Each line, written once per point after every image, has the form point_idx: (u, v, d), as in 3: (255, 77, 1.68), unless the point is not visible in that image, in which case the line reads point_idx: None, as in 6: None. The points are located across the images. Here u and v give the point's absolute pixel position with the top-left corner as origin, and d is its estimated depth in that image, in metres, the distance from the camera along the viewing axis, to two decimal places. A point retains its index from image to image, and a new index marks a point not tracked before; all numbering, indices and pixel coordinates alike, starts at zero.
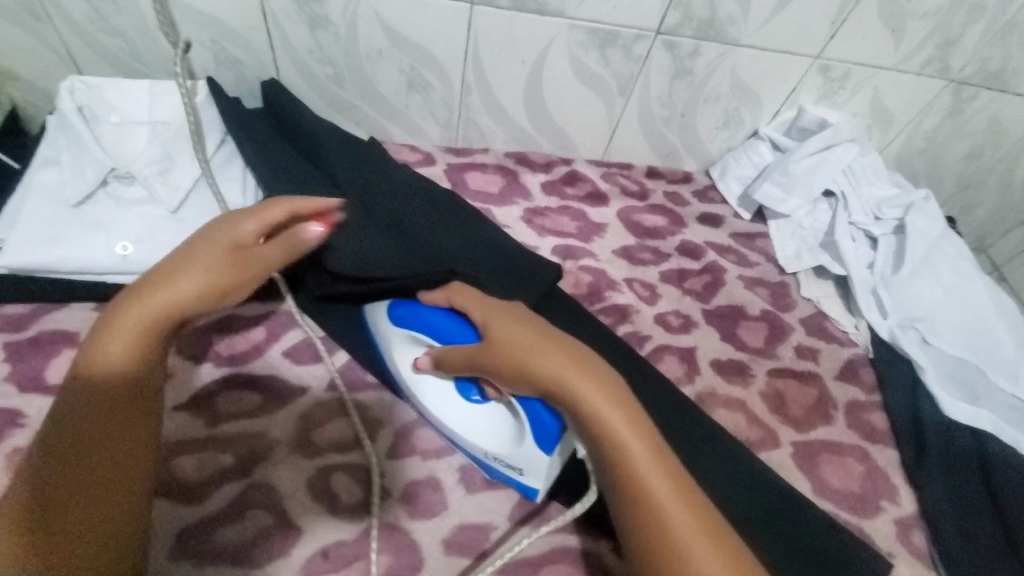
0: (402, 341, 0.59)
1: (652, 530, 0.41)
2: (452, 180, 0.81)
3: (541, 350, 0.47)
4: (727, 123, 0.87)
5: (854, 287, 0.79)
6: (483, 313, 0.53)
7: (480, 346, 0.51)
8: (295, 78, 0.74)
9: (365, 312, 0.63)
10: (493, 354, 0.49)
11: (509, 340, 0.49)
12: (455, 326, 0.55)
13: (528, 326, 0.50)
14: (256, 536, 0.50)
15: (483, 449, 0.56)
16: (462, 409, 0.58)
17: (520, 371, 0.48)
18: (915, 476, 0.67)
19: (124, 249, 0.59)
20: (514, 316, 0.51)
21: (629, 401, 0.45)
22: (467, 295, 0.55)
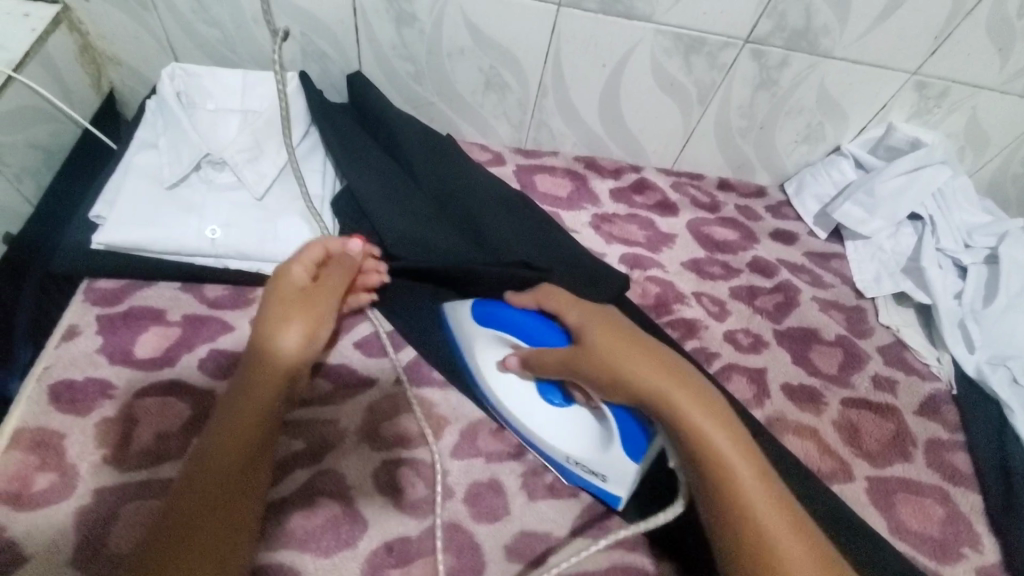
0: (486, 339, 0.58)
1: (759, 552, 0.41)
2: (521, 181, 0.81)
3: (641, 363, 0.48)
4: (809, 137, 0.83)
5: (941, 318, 0.74)
6: (581, 320, 0.52)
7: (576, 353, 0.50)
8: (377, 72, 0.75)
9: (445, 310, 0.63)
10: (590, 360, 0.49)
11: (605, 349, 0.49)
12: (545, 329, 0.54)
13: (621, 335, 0.50)
14: (324, 525, 0.51)
15: (565, 453, 0.55)
16: (543, 412, 0.58)
17: (617, 380, 0.47)
18: (1001, 525, 0.62)
19: (213, 233, 0.62)
20: (611, 327, 0.51)
21: (729, 418, 0.46)
22: (563, 301, 0.55)
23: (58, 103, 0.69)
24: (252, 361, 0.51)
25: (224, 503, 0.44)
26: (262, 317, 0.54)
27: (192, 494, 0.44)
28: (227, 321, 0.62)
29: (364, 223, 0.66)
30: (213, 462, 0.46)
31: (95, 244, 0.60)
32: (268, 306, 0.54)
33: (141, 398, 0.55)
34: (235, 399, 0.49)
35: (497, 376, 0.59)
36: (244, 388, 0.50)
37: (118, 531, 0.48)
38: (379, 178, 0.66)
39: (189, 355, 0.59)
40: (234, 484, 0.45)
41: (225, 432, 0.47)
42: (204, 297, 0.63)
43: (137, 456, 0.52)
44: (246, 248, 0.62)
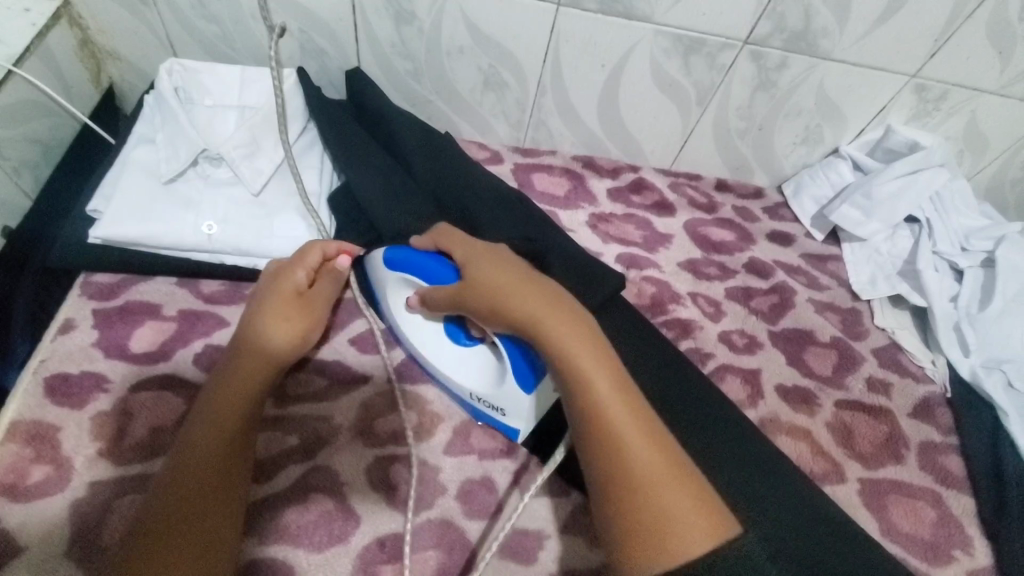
0: (392, 280, 0.59)
1: (614, 463, 0.44)
2: (519, 180, 0.81)
3: (518, 292, 0.50)
4: (807, 138, 0.83)
5: (936, 321, 0.74)
6: (467, 256, 0.54)
7: (463, 288, 0.52)
8: (375, 69, 0.75)
9: (363, 258, 0.64)
10: (473, 294, 0.52)
11: (488, 284, 0.51)
12: (440, 267, 0.55)
13: (505, 271, 0.52)
14: (317, 520, 0.51)
15: (466, 388, 0.58)
16: (448, 350, 0.60)
17: (497, 309, 0.50)
18: (993, 529, 0.62)
19: (210, 228, 0.62)
20: (497, 261, 0.53)
21: (600, 346, 0.48)
22: (453, 238, 0.56)
23: (57, 97, 0.69)
24: (244, 361, 0.51)
25: (209, 500, 0.45)
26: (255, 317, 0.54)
27: (178, 494, 0.45)
28: (223, 317, 0.62)
29: (360, 220, 0.66)
30: (195, 460, 0.46)
31: (93, 238, 0.60)
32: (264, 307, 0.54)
33: (137, 392, 0.55)
34: (221, 394, 0.49)
35: (406, 316, 0.61)
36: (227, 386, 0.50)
37: (112, 523, 0.48)
38: (376, 174, 0.66)
39: (184, 350, 0.59)
40: (220, 481, 0.46)
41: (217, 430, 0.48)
42: (200, 292, 0.63)
43: (133, 450, 0.52)
44: (242, 243, 0.62)
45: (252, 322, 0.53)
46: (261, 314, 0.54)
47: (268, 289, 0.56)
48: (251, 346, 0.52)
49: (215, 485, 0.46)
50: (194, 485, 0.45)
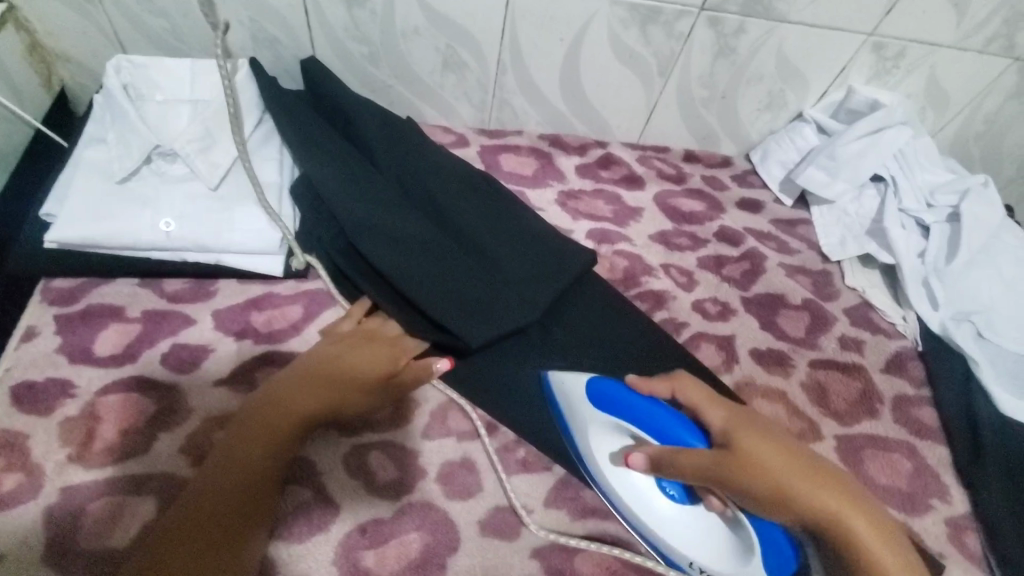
0: (603, 424, 0.53)
1: None
2: (486, 162, 0.80)
3: (811, 480, 0.45)
4: (771, 104, 0.83)
5: (904, 277, 0.75)
6: (729, 424, 0.47)
7: (727, 459, 0.45)
8: (331, 57, 0.74)
9: (553, 387, 0.58)
10: (743, 468, 0.44)
11: (771, 465, 0.44)
12: (687, 428, 0.48)
13: (788, 451, 0.46)
14: (295, 510, 0.51)
15: (690, 559, 0.51)
16: (668, 511, 0.53)
17: (784, 497, 0.44)
18: (967, 476, 0.63)
19: (167, 226, 0.60)
20: (777, 439, 0.46)
21: (912, 561, 0.44)
22: (699, 395, 0.49)
23: (8, 104, 0.67)
24: (309, 386, 0.52)
25: (240, 514, 0.45)
26: (338, 354, 0.55)
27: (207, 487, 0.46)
28: (189, 315, 0.61)
29: (323, 212, 0.64)
30: (236, 470, 0.47)
31: (47, 243, 0.59)
32: (349, 346, 0.56)
33: (105, 395, 0.54)
34: (276, 398, 0.51)
35: (612, 468, 0.54)
36: (291, 409, 0.50)
37: (87, 526, 0.47)
38: (337, 164, 0.65)
39: (151, 350, 0.58)
40: (247, 484, 0.46)
41: (256, 436, 0.49)
42: (164, 292, 0.63)
43: (103, 453, 0.51)
44: (203, 240, 0.61)
45: (331, 358, 0.55)
46: (351, 359, 0.54)
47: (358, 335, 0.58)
48: (321, 374, 0.53)
49: (246, 489, 0.46)
50: (227, 480, 0.46)
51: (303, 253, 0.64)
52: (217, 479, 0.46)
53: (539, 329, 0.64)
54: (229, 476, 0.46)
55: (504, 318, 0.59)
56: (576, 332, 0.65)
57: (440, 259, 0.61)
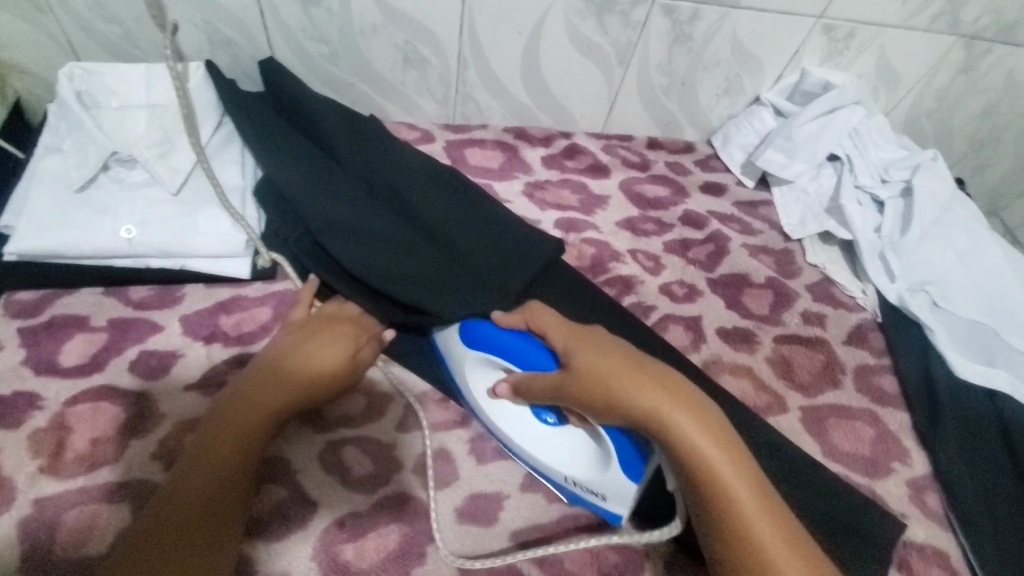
0: (473, 358, 0.57)
1: (745, 552, 0.44)
2: (452, 157, 0.80)
3: (633, 382, 0.48)
4: (729, 89, 0.85)
5: (862, 251, 0.78)
6: (568, 344, 0.52)
7: (564, 378, 0.50)
8: (290, 58, 0.74)
9: (438, 338, 0.61)
10: (577, 383, 0.49)
11: (597, 375, 0.48)
12: (538, 351, 0.53)
13: (613, 361, 0.50)
14: (273, 511, 0.51)
15: (565, 474, 0.54)
16: (543, 434, 0.56)
17: (611, 403, 0.47)
18: (926, 438, 0.66)
19: (129, 232, 0.60)
20: (608, 354, 0.50)
21: (728, 432, 0.48)
22: (549, 323, 0.54)
23: None
24: (275, 379, 0.50)
25: (217, 517, 0.44)
26: (299, 343, 0.53)
27: (179, 493, 0.44)
28: (157, 321, 0.61)
29: (288, 212, 0.64)
30: (211, 472, 0.45)
31: (6, 255, 0.58)
32: (311, 335, 0.54)
33: (73, 406, 0.54)
34: (245, 395, 0.49)
35: (491, 402, 0.57)
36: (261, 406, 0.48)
37: (62, 537, 0.47)
38: (299, 164, 0.65)
39: (118, 359, 0.57)
40: (222, 486, 0.45)
41: (227, 437, 0.47)
42: (129, 299, 0.62)
43: (74, 463, 0.51)
44: (167, 245, 0.61)
45: (291, 348, 0.53)
46: (312, 346, 0.52)
47: (315, 321, 0.56)
48: (285, 367, 0.51)
49: (220, 491, 0.44)
50: (200, 484, 0.44)
51: (267, 250, 0.64)
52: (190, 483, 0.44)
53: None
54: (201, 480, 0.44)
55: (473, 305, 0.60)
56: None
57: (407, 251, 0.62)
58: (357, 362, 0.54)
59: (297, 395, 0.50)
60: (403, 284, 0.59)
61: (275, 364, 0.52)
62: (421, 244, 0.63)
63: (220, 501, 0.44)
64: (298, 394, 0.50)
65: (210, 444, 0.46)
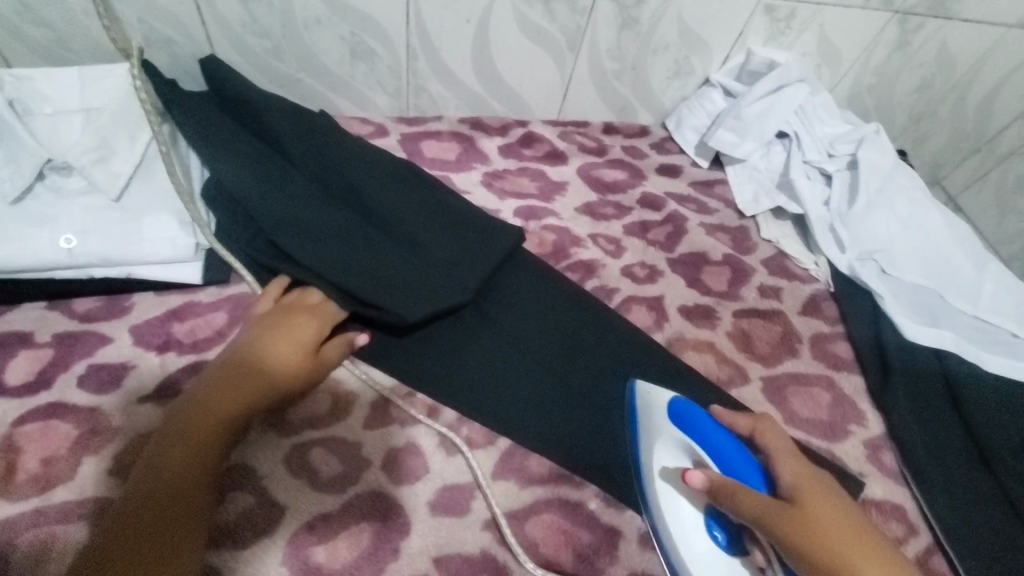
0: (671, 442, 0.52)
1: None
2: (407, 150, 0.79)
3: (858, 550, 0.41)
4: (679, 72, 0.87)
5: (812, 224, 0.80)
6: (798, 477, 0.46)
7: (788, 508, 0.43)
8: (232, 54, 0.72)
9: (635, 391, 0.57)
10: (798, 522, 0.42)
11: (823, 524, 0.42)
12: (752, 469, 0.48)
13: (842, 517, 0.43)
14: (239, 518, 0.50)
15: None
16: (707, 550, 0.49)
17: (831, 563, 0.41)
18: (879, 399, 0.69)
19: (68, 242, 0.57)
20: (835, 502, 0.45)
21: None
22: (782, 445, 0.50)
23: None
24: (232, 381, 0.49)
25: (177, 521, 0.42)
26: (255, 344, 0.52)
27: (134, 502, 0.42)
28: (105, 334, 0.59)
29: (239, 211, 0.63)
30: (172, 475, 0.44)
31: None
32: (268, 334, 0.53)
33: (20, 426, 0.52)
34: (199, 399, 0.48)
35: (666, 492, 0.51)
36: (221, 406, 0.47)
37: (16, 560, 0.45)
38: (247, 162, 0.63)
39: (66, 374, 0.55)
40: (179, 490, 0.43)
41: (181, 441, 0.45)
42: (74, 312, 0.60)
43: (24, 485, 0.49)
44: (110, 253, 0.58)
45: (246, 348, 0.52)
46: (272, 345, 0.52)
47: (273, 320, 0.55)
48: (242, 369, 0.50)
49: (178, 494, 0.43)
50: (156, 491, 0.43)
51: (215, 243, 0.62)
52: (146, 491, 0.43)
53: (473, 311, 0.65)
54: (157, 487, 0.43)
55: (435, 297, 0.60)
56: (512, 312, 0.66)
57: (367, 245, 0.61)
58: (319, 361, 0.54)
59: (255, 395, 0.49)
60: (356, 274, 0.58)
61: (232, 367, 0.51)
62: (377, 236, 0.63)
63: (179, 504, 0.43)
64: (256, 394, 0.49)
65: (163, 449, 0.45)
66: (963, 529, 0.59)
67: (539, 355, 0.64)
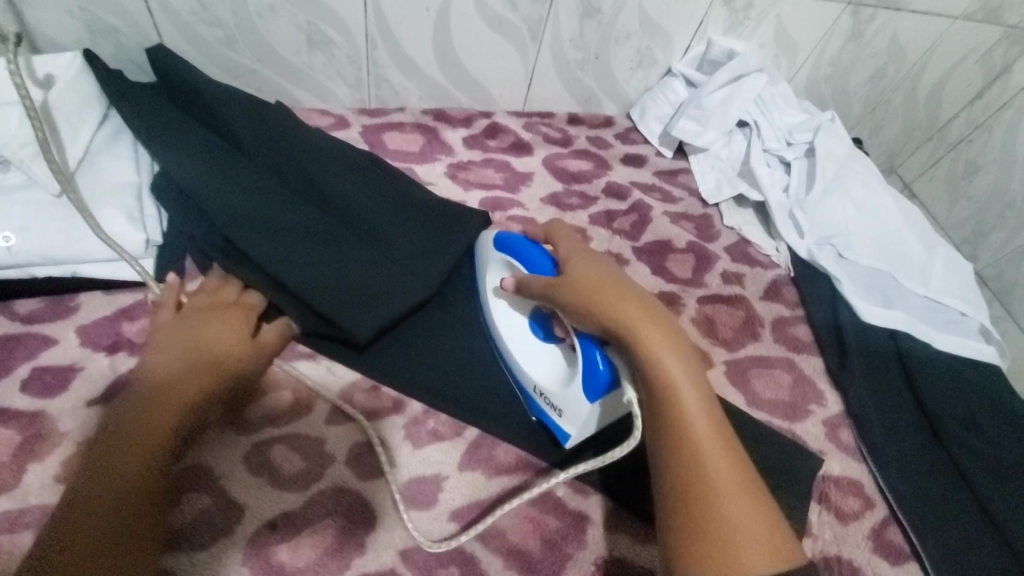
0: (496, 263, 0.61)
1: (683, 466, 0.40)
2: (369, 141, 0.78)
3: (608, 288, 0.47)
4: (642, 62, 0.87)
5: (773, 211, 0.82)
6: (574, 255, 0.53)
7: (556, 279, 0.50)
8: (181, 43, 0.70)
9: (476, 240, 0.66)
10: (563, 283, 0.49)
11: (584, 279, 0.48)
12: (543, 258, 0.55)
13: (602, 271, 0.49)
14: (196, 520, 0.48)
15: (533, 378, 0.57)
16: (532, 344, 0.59)
17: (586, 305, 0.46)
18: (837, 379, 0.71)
19: (6, 240, 0.55)
20: (599, 265, 0.50)
21: (704, 379, 0.44)
22: (569, 236, 0.56)
23: None
24: (174, 376, 0.47)
25: (121, 516, 0.39)
26: (188, 337, 0.51)
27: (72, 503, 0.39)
28: (51, 335, 0.56)
29: (192, 207, 0.60)
30: (120, 475, 0.41)
31: None
32: (202, 326, 0.52)
33: None
34: (139, 400, 0.45)
35: (496, 303, 0.62)
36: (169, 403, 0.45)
37: None
38: (201, 157, 0.61)
39: (8, 378, 0.53)
40: (125, 485, 0.40)
41: (122, 440, 0.42)
42: (15, 314, 0.57)
43: None
44: (55, 251, 0.56)
45: (176, 344, 0.50)
46: (209, 338, 0.51)
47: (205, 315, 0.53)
48: (181, 365, 0.48)
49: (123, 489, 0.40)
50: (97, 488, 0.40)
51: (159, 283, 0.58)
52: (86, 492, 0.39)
53: (438, 303, 0.65)
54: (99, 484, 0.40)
55: (399, 294, 0.59)
56: (477, 304, 0.66)
57: (323, 245, 0.60)
58: (257, 346, 0.53)
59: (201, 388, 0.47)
60: (314, 274, 0.57)
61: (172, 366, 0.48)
62: (338, 232, 0.61)
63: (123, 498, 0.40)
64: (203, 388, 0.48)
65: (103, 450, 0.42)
66: (918, 501, 0.61)
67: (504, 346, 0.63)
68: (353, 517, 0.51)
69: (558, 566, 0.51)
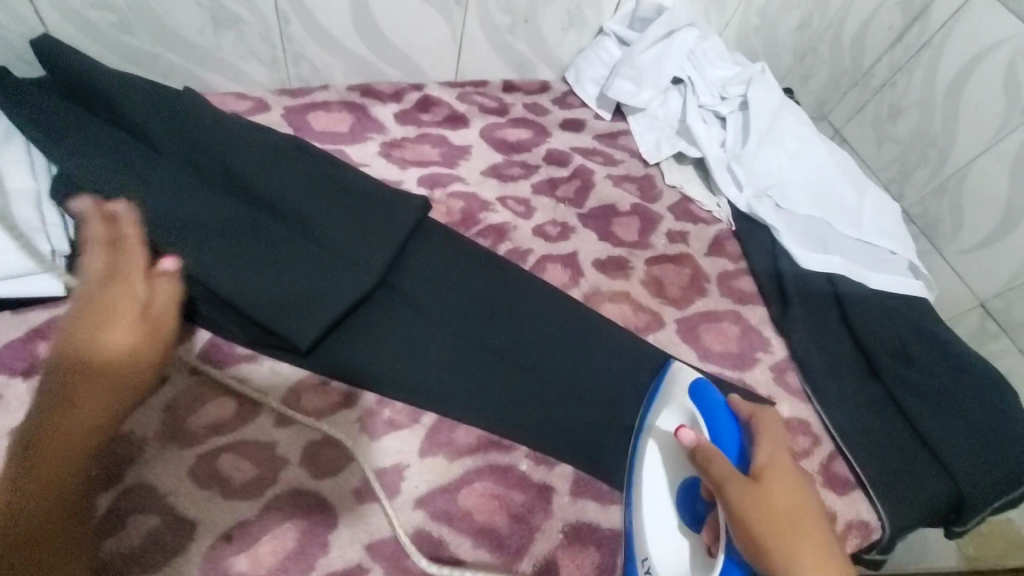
0: (683, 411, 0.52)
1: None
2: (292, 124, 0.73)
3: (799, 531, 0.40)
4: (572, 23, 0.85)
5: (711, 166, 0.84)
6: (774, 463, 0.43)
7: (748, 482, 0.42)
8: (68, 29, 0.63)
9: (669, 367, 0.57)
10: (750, 494, 0.41)
11: (776, 505, 0.41)
12: (734, 440, 0.46)
13: (802, 500, 0.42)
14: (143, 542, 0.46)
15: (648, 555, 0.48)
16: (667, 516, 0.50)
17: (762, 535, 0.40)
18: (782, 326, 0.73)
19: None
20: (806, 500, 0.42)
21: None
22: (776, 430, 0.46)
23: None
24: None
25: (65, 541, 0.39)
26: None
27: None
28: None
29: None
30: None
31: None
32: None
33: None
34: None
35: (654, 450, 0.52)
36: None
37: None
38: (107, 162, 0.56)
39: None
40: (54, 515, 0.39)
41: None
42: None
43: None
44: None
45: None
46: None
47: None
48: None
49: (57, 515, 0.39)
50: None
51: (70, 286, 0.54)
52: None
53: (383, 290, 0.62)
54: None
55: (341, 289, 0.57)
56: (424, 285, 0.63)
57: (255, 248, 0.56)
58: None
59: None
60: (250, 282, 0.54)
61: None
62: (269, 232, 0.58)
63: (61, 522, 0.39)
64: None
65: None
66: (859, 433, 0.65)
67: (458, 327, 0.61)
68: (314, 518, 0.50)
69: (527, 538, 0.52)
